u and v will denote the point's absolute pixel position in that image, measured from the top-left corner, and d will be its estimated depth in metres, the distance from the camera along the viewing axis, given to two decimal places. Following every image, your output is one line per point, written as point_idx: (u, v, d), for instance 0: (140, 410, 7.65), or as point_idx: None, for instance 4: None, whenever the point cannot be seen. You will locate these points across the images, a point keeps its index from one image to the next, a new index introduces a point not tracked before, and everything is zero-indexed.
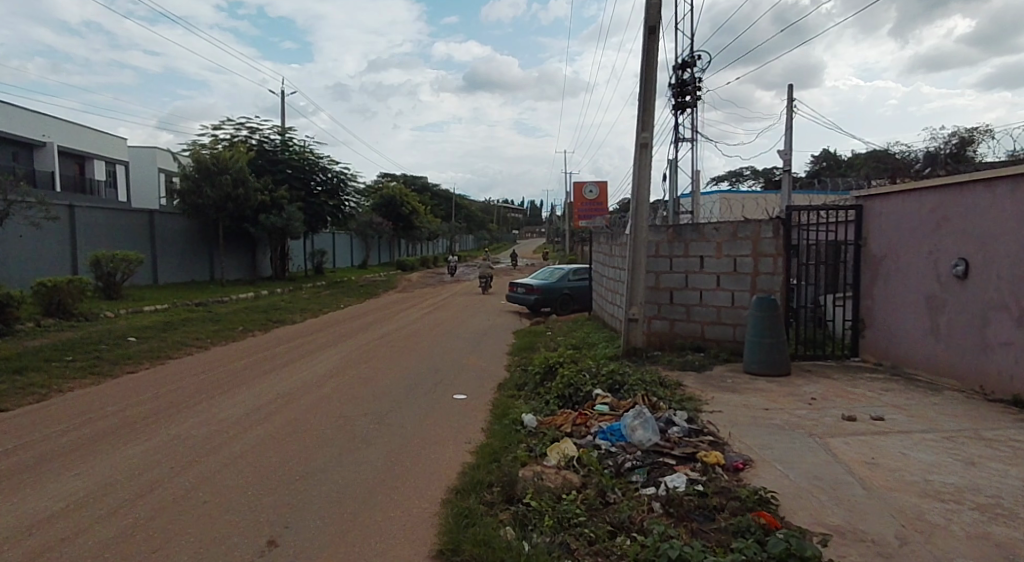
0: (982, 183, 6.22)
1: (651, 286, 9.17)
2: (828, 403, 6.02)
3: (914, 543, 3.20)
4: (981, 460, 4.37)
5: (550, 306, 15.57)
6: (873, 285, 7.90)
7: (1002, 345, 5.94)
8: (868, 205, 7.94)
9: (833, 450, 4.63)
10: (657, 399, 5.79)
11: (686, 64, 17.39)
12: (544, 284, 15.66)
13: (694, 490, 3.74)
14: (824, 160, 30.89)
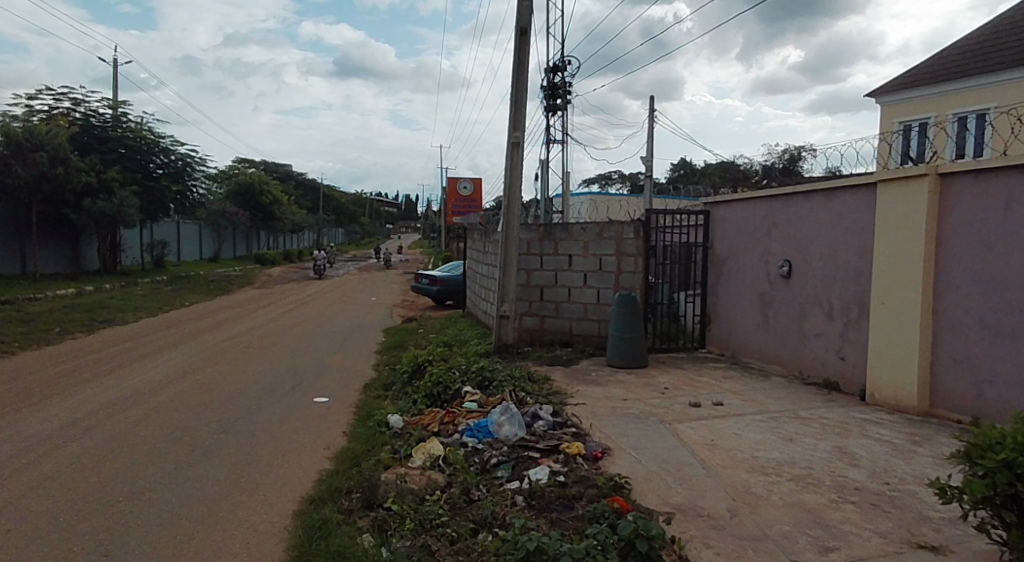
0: (803, 195, 7.08)
1: (523, 283, 9.39)
2: (677, 392, 6.54)
3: (742, 514, 3.58)
4: (798, 436, 5.00)
5: (453, 299, 15.71)
6: (718, 283, 8.71)
7: (817, 336, 6.82)
8: (715, 210, 8.72)
9: (681, 434, 5.04)
10: (524, 393, 5.95)
11: (556, 67, 18.01)
12: (448, 276, 15.77)
13: (556, 481, 3.89)
14: (682, 167, 33.56)
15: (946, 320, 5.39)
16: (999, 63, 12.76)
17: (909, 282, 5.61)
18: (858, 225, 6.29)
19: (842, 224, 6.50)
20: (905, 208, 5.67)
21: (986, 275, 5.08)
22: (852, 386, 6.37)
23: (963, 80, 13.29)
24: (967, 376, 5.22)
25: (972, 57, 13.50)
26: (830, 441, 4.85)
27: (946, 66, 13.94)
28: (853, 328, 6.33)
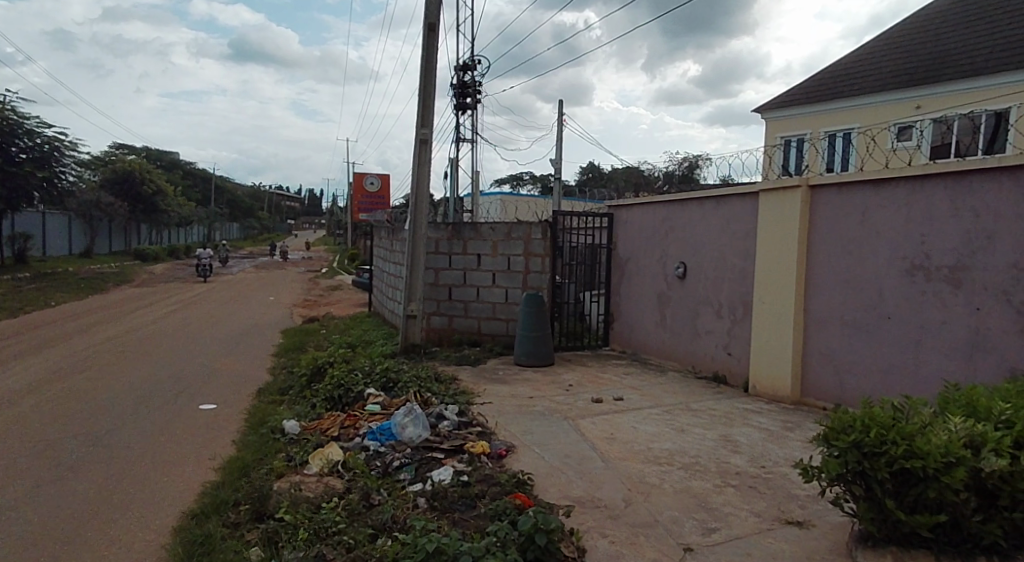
0: (697, 201, 7.52)
1: (430, 282, 9.29)
2: (580, 388, 6.74)
3: (635, 503, 3.76)
4: (688, 427, 5.31)
5: None
6: (620, 283, 9.06)
7: (709, 333, 7.27)
8: (618, 213, 9.07)
9: (582, 429, 5.20)
10: (430, 394, 5.90)
11: (467, 66, 18.00)
12: None
13: (458, 481, 3.89)
14: (590, 171, 34.57)
15: (816, 317, 5.93)
16: (865, 87, 14.16)
17: (785, 283, 6.13)
18: (743, 230, 6.76)
19: (730, 229, 6.98)
20: (782, 216, 6.17)
21: (847, 278, 5.65)
22: (737, 379, 6.84)
23: (835, 101, 14.63)
24: (831, 367, 5.79)
25: (843, 81, 14.89)
26: (716, 431, 5.19)
27: (821, 88, 15.28)
28: (739, 325, 6.81)
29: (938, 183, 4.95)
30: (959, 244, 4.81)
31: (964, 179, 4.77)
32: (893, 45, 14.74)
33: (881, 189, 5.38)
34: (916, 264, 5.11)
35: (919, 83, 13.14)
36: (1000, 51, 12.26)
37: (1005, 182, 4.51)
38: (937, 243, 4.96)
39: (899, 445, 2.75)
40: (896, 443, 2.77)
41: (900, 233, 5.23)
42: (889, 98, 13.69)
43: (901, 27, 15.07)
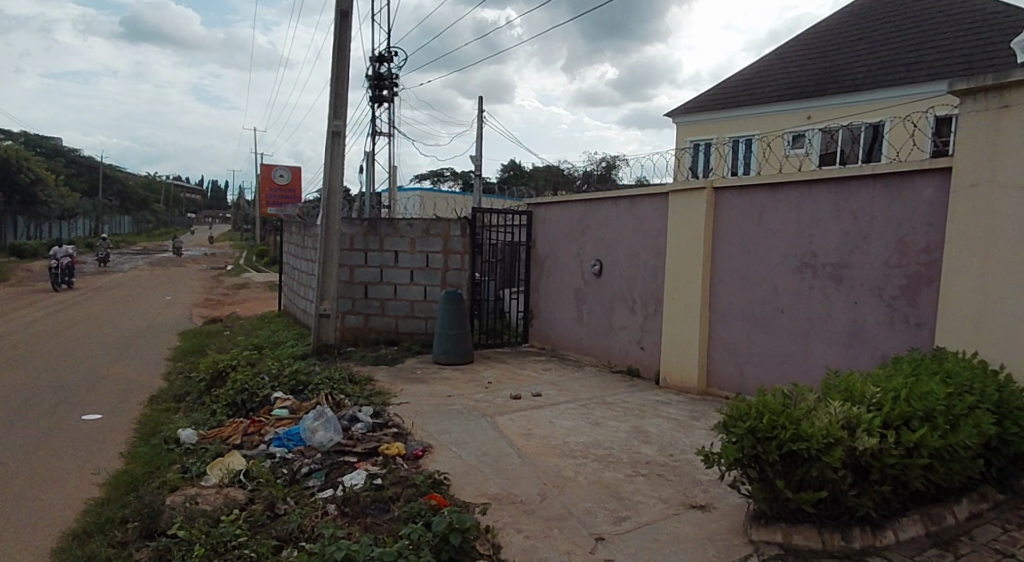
0: (611, 201, 7.71)
1: (345, 280, 8.98)
2: (499, 386, 6.75)
3: (550, 497, 3.79)
4: (603, 419, 5.43)
5: None
6: (539, 280, 9.15)
7: (623, 328, 7.48)
8: (537, 211, 9.15)
9: (500, 426, 5.20)
10: (342, 396, 5.71)
11: (383, 57, 17.60)
12: None
13: (372, 485, 3.78)
14: (510, 170, 34.81)
15: (719, 311, 6.25)
16: (764, 97, 15.07)
17: (692, 280, 6.41)
18: (654, 228, 7.01)
19: (642, 228, 7.21)
20: (689, 216, 6.45)
21: (747, 274, 5.99)
22: (650, 372, 7.09)
23: (738, 109, 15.47)
24: (733, 359, 6.12)
25: (744, 90, 15.77)
26: (628, 423, 5.34)
27: (725, 96, 16.11)
28: (651, 320, 7.06)
29: (824, 186, 5.33)
30: (842, 243, 5.20)
31: (846, 183, 5.16)
32: (789, 58, 15.77)
33: (775, 192, 5.73)
34: (806, 262, 5.49)
35: (811, 95, 14.15)
36: (879, 69, 13.41)
37: (881, 187, 4.91)
38: (823, 243, 5.35)
39: (788, 429, 3.02)
40: (785, 428, 3.05)
41: (792, 233, 5.59)
42: (785, 108, 14.64)
43: (796, 42, 16.14)
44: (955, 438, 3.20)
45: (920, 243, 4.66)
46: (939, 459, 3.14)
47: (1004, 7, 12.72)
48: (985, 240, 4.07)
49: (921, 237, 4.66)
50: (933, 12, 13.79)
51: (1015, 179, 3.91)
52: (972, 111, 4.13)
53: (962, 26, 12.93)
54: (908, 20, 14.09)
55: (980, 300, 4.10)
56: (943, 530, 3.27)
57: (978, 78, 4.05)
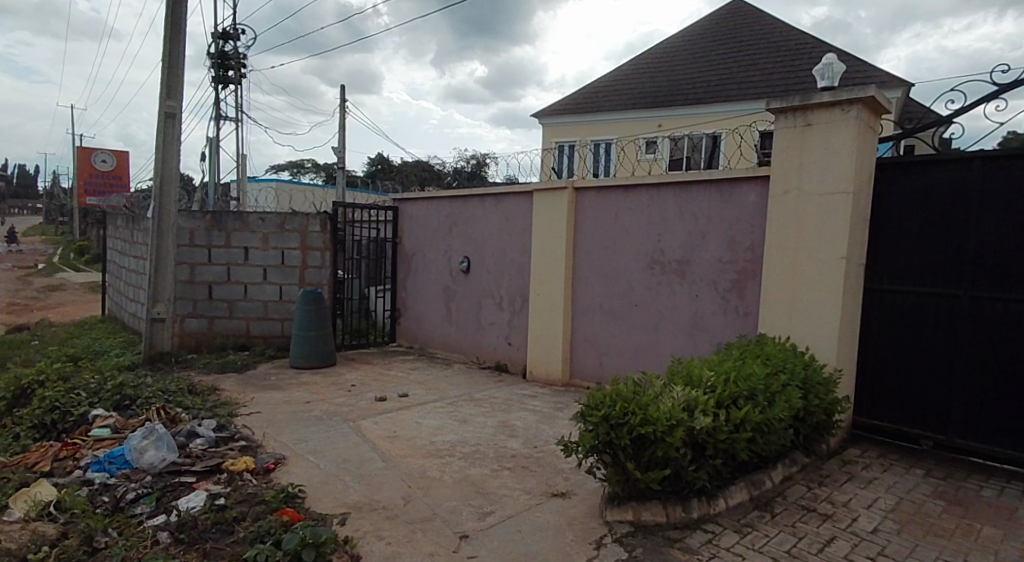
0: (477, 198, 7.72)
1: (185, 279, 8.08)
2: (363, 388, 6.51)
3: (414, 499, 3.70)
4: (470, 416, 5.43)
5: None
6: (406, 277, 8.97)
7: (491, 324, 7.54)
8: (402, 207, 8.93)
9: (363, 430, 5.00)
10: (180, 410, 5.18)
11: (226, 35, 16.28)
12: None
13: (214, 505, 3.45)
14: (376, 163, 33.89)
15: (580, 306, 6.51)
16: (620, 104, 16.03)
17: (554, 277, 6.62)
18: (519, 227, 7.15)
19: (508, 225, 7.31)
20: (551, 215, 6.64)
21: (603, 270, 6.30)
22: (517, 366, 7.23)
23: (597, 113, 16.32)
24: (593, 351, 6.41)
25: (603, 96, 16.64)
26: (495, 418, 5.38)
27: (585, 100, 16.91)
28: (517, 316, 7.20)
29: (669, 189, 5.73)
30: (684, 241, 5.64)
31: (688, 187, 5.59)
32: (643, 68, 16.84)
33: (628, 193, 6.07)
34: (655, 259, 5.87)
35: (660, 105, 15.25)
36: (717, 85, 14.76)
37: (715, 190, 5.38)
38: (669, 241, 5.76)
39: (636, 415, 3.22)
40: (635, 414, 3.24)
41: (642, 232, 5.97)
42: (639, 116, 15.66)
43: (647, 54, 17.28)
44: (771, 413, 3.65)
45: (748, 242, 5.19)
46: (759, 431, 3.58)
47: (813, 39, 14.52)
48: (798, 241, 4.62)
49: (748, 236, 5.18)
50: (759, 37, 15.41)
51: (819, 188, 4.48)
52: (786, 126, 4.65)
53: (783, 51, 14.58)
54: (741, 42, 15.61)
55: (794, 293, 4.66)
56: (762, 494, 3.70)
57: (789, 97, 4.56)
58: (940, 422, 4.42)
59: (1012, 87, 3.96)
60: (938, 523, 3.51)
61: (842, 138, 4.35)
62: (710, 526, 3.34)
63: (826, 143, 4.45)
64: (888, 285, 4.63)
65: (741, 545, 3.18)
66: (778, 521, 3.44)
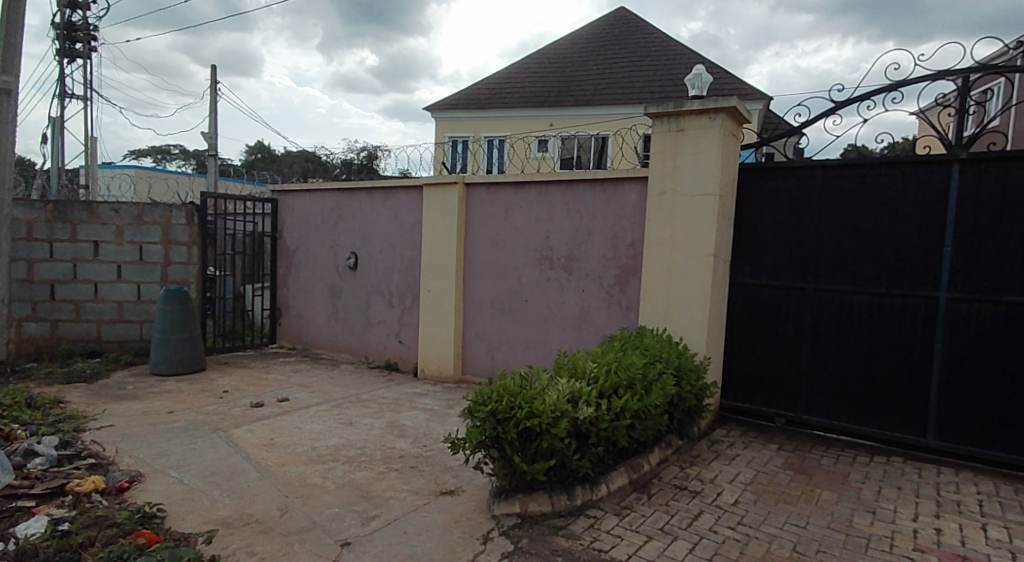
0: (364, 191, 7.49)
1: (21, 277, 7.14)
2: (237, 394, 6.09)
3: (292, 509, 3.52)
4: (355, 418, 5.25)
5: None
6: (287, 274, 8.52)
7: (379, 322, 7.36)
8: (282, 199, 8.47)
9: (235, 440, 4.67)
10: (14, 427, 4.57)
11: (74, 3, 14.57)
12: None
13: (56, 532, 3.08)
14: (257, 152, 31.89)
15: (471, 302, 6.51)
16: (511, 101, 16.22)
17: (443, 273, 6.57)
18: (408, 222, 7.02)
19: (396, 220, 7.15)
20: (440, 210, 6.57)
21: (493, 266, 6.35)
22: (407, 364, 7.11)
23: (488, 110, 16.40)
24: (484, 346, 6.44)
25: (494, 93, 16.75)
26: (383, 418, 5.24)
27: (476, 96, 16.92)
28: (407, 314, 7.07)
29: (556, 186, 5.87)
30: (570, 238, 5.80)
31: (574, 185, 5.76)
32: (533, 67, 17.15)
33: (517, 190, 6.15)
34: (544, 255, 5.99)
35: (550, 105, 15.64)
36: (603, 89, 15.34)
37: (599, 189, 5.59)
38: (556, 238, 5.90)
39: (523, 409, 3.26)
40: (521, 407, 3.28)
41: (530, 229, 6.07)
42: (530, 114, 15.97)
43: (538, 53, 17.61)
44: (648, 401, 3.85)
45: (629, 239, 5.44)
46: (637, 418, 3.77)
47: (689, 50, 15.49)
48: (672, 238, 4.91)
49: (629, 233, 5.43)
50: (642, 46, 16.20)
51: (691, 189, 4.79)
52: (661, 130, 4.91)
53: (663, 60, 15.45)
54: (625, 49, 16.33)
55: (670, 287, 4.94)
56: (640, 477, 3.90)
57: (664, 103, 4.81)
58: (790, 401, 4.89)
59: (846, 104, 4.44)
60: (788, 491, 3.88)
61: (711, 144, 4.68)
62: (592, 511, 3.47)
63: (696, 147, 4.76)
64: (748, 278, 5.04)
65: (620, 527, 3.33)
66: (653, 501, 3.64)
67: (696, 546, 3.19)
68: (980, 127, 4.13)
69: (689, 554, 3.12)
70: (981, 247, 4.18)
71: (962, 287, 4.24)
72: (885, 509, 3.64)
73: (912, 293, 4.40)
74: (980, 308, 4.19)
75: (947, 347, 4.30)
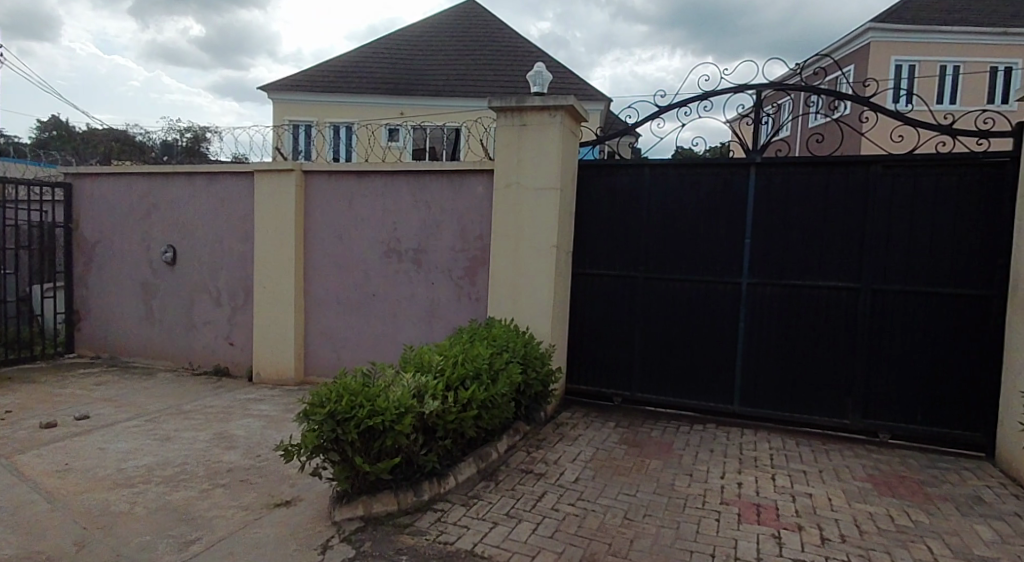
0: (183, 176, 6.76)
1: None
2: (23, 414, 5.21)
3: (92, 542, 3.09)
4: (175, 433, 4.74)
5: None
6: (87, 272, 7.45)
7: (205, 323, 6.73)
8: (79, 184, 7.37)
9: (19, 468, 3.99)
10: None
11: None
12: None
13: None
14: (52, 128, 27.46)
15: (313, 297, 6.18)
16: (358, 87, 15.60)
17: (281, 267, 6.15)
18: (239, 213, 6.46)
19: (224, 209, 6.54)
20: (275, 198, 6.13)
21: (336, 259, 6.07)
22: (240, 367, 6.58)
23: (333, 94, 15.63)
24: (328, 344, 6.15)
25: (338, 76, 15.98)
26: (209, 430, 4.80)
27: (319, 78, 16.03)
28: (238, 312, 6.53)
29: (401, 177, 5.75)
30: (418, 230, 5.71)
31: (419, 176, 5.67)
32: (381, 52, 16.61)
33: (360, 179, 5.92)
34: (390, 248, 5.84)
35: (399, 93, 15.30)
36: (454, 81, 15.31)
37: (444, 181, 5.56)
38: (403, 229, 5.78)
39: (364, 408, 3.15)
40: (362, 407, 3.17)
41: (375, 219, 5.88)
42: (378, 101, 15.47)
43: (385, 38, 17.09)
44: (495, 390, 3.91)
45: (474, 231, 5.49)
46: (484, 408, 3.82)
47: (537, 48, 15.98)
48: (517, 231, 5.03)
49: (477, 225, 5.48)
50: (491, 40, 16.40)
51: (534, 183, 4.94)
52: (505, 124, 5.00)
53: (512, 56, 15.78)
54: (475, 42, 16.43)
55: (516, 278, 5.06)
56: (488, 465, 3.96)
57: (507, 97, 4.89)
58: (626, 381, 5.26)
59: (668, 109, 4.84)
60: (621, 464, 4.18)
61: (551, 139, 4.86)
62: (439, 505, 3.46)
63: (537, 142, 4.92)
64: (585, 268, 5.33)
65: (467, 517, 3.36)
66: (500, 488, 3.72)
67: (539, 527, 3.31)
68: (772, 134, 4.70)
69: (532, 535, 3.23)
70: (775, 237, 4.79)
71: (760, 273, 4.84)
72: (701, 471, 4.06)
73: (722, 278, 4.93)
74: (775, 291, 4.81)
75: (749, 325, 4.88)
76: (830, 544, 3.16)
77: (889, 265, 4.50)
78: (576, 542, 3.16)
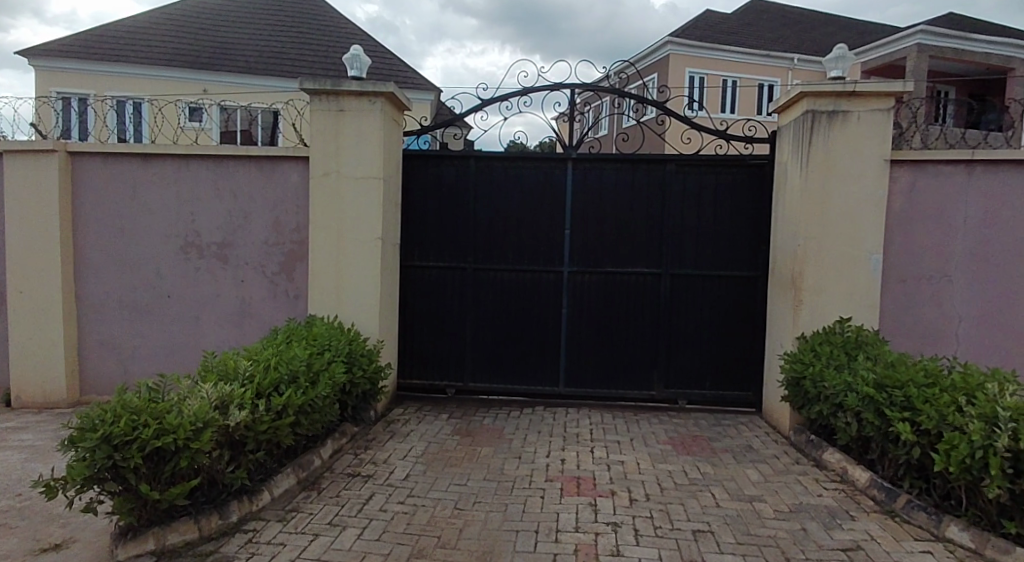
0: None
1: None
2: None
3: None
4: None
5: None
6: None
7: None
8: None
9: None
10: None
11: None
12: None
13: None
14: None
15: (94, 301, 5.33)
16: (152, 58, 13.75)
17: (47, 267, 5.20)
18: None
19: None
20: (35, 185, 5.16)
21: (122, 257, 5.29)
22: None
23: (119, 64, 13.59)
24: (115, 354, 5.36)
25: (125, 45, 13.93)
26: None
27: (100, 45, 13.84)
28: None
29: (198, 163, 5.16)
30: (222, 222, 5.18)
31: (220, 162, 5.14)
32: (178, 21, 14.80)
33: (149, 164, 5.20)
34: (189, 242, 5.23)
35: (203, 69, 13.76)
36: (268, 59, 14.15)
37: (250, 168, 5.10)
38: (205, 221, 5.20)
39: (149, 428, 2.77)
40: (147, 426, 2.78)
41: (168, 211, 5.22)
42: (177, 74, 13.74)
43: (183, 5, 15.24)
44: (316, 393, 3.68)
45: (286, 223, 5.12)
46: (302, 414, 3.56)
47: (358, 31, 15.35)
48: (336, 223, 4.77)
49: (292, 217, 5.11)
50: (308, 18, 15.42)
51: (352, 172, 4.72)
52: (319, 109, 4.69)
53: (332, 37, 15.00)
54: (290, 18, 15.33)
55: (337, 273, 4.81)
56: (310, 473, 3.73)
57: (319, 80, 4.60)
58: (456, 372, 5.28)
59: (490, 102, 4.91)
60: (452, 455, 4.18)
61: (368, 127, 4.68)
62: (251, 524, 3.17)
63: (353, 130, 4.70)
64: (411, 261, 5.23)
65: (283, 533, 3.12)
66: (323, 496, 3.51)
67: (365, 531, 3.18)
68: (585, 131, 4.97)
69: (357, 540, 3.09)
70: (588, 228, 5.10)
71: (578, 263, 5.12)
72: (528, 452, 4.21)
73: (543, 268, 5.14)
74: (590, 279, 5.12)
75: (569, 312, 5.16)
76: (637, 504, 3.45)
77: (682, 252, 5.02)
78: (404, 541, 3.09)
